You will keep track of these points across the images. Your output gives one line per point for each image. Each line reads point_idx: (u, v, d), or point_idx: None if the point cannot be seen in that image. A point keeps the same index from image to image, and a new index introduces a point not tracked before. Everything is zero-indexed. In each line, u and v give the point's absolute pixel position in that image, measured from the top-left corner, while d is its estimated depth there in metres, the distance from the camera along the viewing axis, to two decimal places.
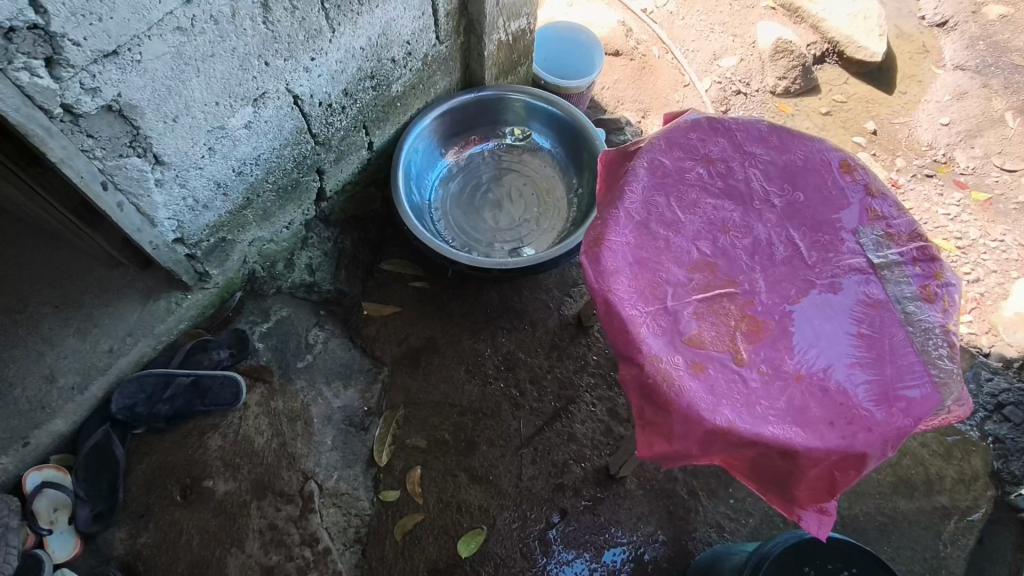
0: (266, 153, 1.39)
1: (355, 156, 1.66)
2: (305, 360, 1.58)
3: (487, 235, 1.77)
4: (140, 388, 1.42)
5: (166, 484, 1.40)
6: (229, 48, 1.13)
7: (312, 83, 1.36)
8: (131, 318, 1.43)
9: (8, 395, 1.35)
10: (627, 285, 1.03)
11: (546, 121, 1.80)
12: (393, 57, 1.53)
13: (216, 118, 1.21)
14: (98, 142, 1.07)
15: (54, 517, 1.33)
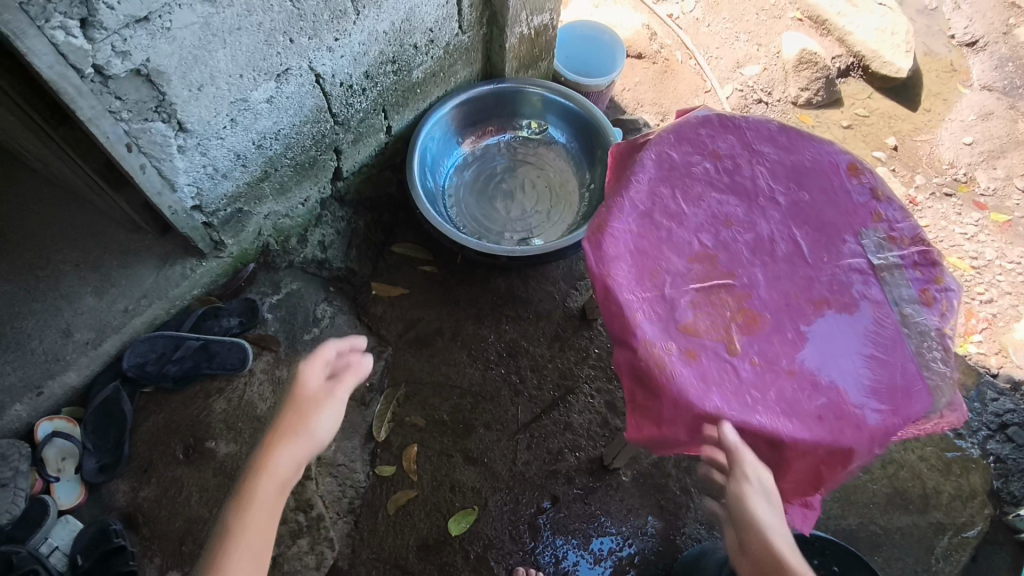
0: (287, 128, 1.43)
1: (372, 139, 1.70)
2: (312, 333, 1.62)
3: (498, 224, 1.80)
4: (151, 348, 1.47)
5: (170, 442, 1.44)
6: (255, 22, 1.17)
7: (334, 63, 1.40)
8: (147, 281, 1.48)
9: (27, 345, 1.40)
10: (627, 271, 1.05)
11: (563, 115, 1.83)
12: (415, 43, 1.57)
13: (239, 90, 1.25)
14: (125, 104, 1.11)
15: (61, 465, 1.38)
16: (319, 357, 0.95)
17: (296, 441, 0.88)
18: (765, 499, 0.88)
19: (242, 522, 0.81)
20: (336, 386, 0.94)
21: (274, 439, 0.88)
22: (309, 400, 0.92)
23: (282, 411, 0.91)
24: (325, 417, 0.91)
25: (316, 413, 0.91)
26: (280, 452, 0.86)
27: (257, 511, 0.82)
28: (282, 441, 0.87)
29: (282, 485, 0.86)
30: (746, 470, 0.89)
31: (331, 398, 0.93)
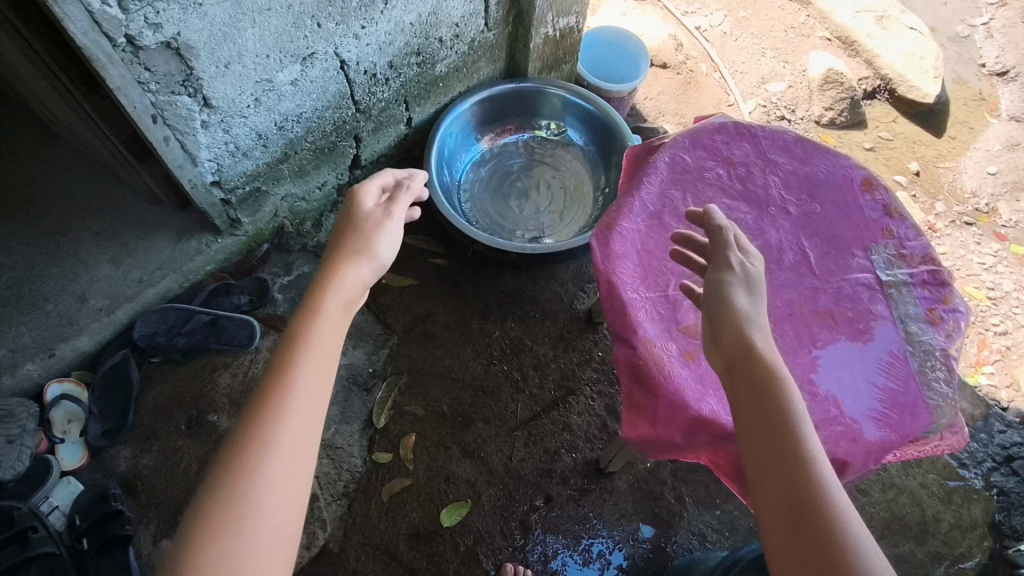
0: (309, 112, 1.45)
1: (392, 129, 1.72)
2: None
3: (511, 221, 1.81)
4: (163, 320, 1.50)
5: (174, 413, 1.47)
6: (285, 5, 1.20)
7: (360, 50, 1.43)
8: (163, 253, 1.51)
9: (42, 308, 1.43)
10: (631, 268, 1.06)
11: (582, 118, 1.84)
12: (440, 37, 1.59)
13: (265, 70, 1.28)
14: (154, 75, 1.14)
15: (67, 427, 1.41)
16: (370, 182, 0.99)
17: (362, 259, 0.89)
18: (745, 288, 0.83)
19: (315, 326, 0.81)
20: (389, 211, 0.96)
21: (342, 255, 0.89)
22: (369, 221, 0.93)
23: (344, 229, 0.93)
24: (385, 244, 0.93)
25: (377, 231, 0.93)
26: (350, 267, 0.88)
27: (328, 318, 0.83)
28: (349, 255, 0.89)
29: (349, 299, 0.86)
30: (733, 259, 0.87)
31: (391, 223, 0.94)
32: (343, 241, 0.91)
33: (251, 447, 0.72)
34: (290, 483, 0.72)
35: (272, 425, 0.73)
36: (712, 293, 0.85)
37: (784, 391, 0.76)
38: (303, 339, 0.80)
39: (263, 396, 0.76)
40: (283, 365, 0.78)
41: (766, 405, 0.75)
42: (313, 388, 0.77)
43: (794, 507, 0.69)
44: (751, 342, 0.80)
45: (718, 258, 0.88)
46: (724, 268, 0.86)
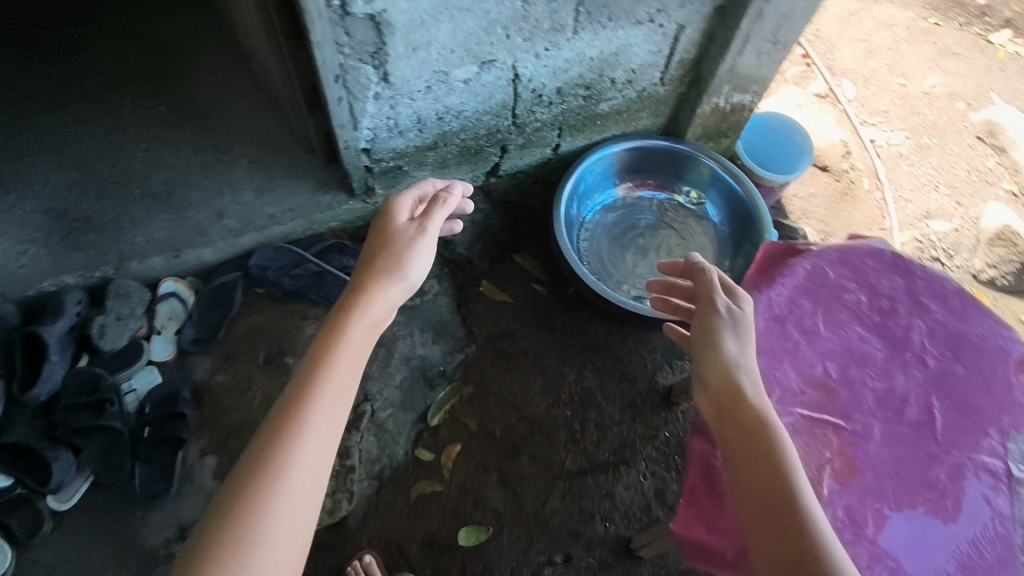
0: (469, 112, 1.51)
1: (538, 150, 1.75)
2: (414, 301, 1.67)
3: (621, 273, 1.78)
4: (279, 257, 1.61)
5: (257, 344, 1.56)
6: (484, 10, 1.25)
7: (535, 69, 1.46)
8: (299, 198, 1.61)
9: (185, 213, 1.57)
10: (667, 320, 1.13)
11: (726, 196, 1.78)
12: (614, 78, 1.60)
13: (445, 63, 1.34)
14: (350, 41, 1.21)
15: (166, 323, 1.53)
16: (403, 200, 1.06)
17: (393, 279, 0.96)
18: (732, 332, 0.92)
19: (338, 345, 0.88)
20: (424, 227, 1.03)
21: (376, 273, 0.96)
22: (399, 239, 1.00)
23: (379, 245, 1.01)
24: (418, 263, 1.00)
25: (411, 251, 0.99)
26: (381, 286, 0.95)
27: (354, 339, 0.89)
28: (382, 275, 0.96)
29: (378, 321, 0.93)
30: (717, 304, 0.95)
31: (424, 241, 1.01)
32: (376, 261, 0.98)
33: (269, 462, 0.77)
34: (304, 495, 0.77)
35: (291, 444, 0.78)
36: (700, 340, 0.93)
37: (769, 433, 0.81)
38: (326, 362, 0.85)
39: (285, 416, 0.81)
40: (307, 384, 0.84)
41: (752, 444, 0.81)
42: (333, 406, 0.83)
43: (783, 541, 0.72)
44: (739, 384, 0.87)
45: (706, 302, 0.96)
46: (713, 313, 0.95)
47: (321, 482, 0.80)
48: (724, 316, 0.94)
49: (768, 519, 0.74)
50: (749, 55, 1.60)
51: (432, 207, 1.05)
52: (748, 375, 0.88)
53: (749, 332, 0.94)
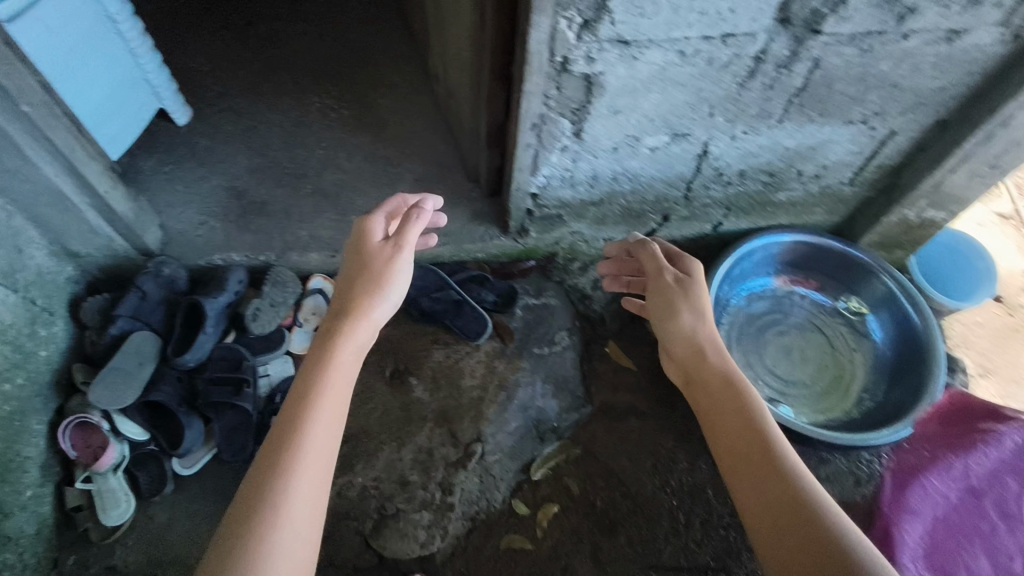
0: (645, 177, 1.47)
1: (699, 225, 1.68)
2: (543, 350, 1.64)
3: (758, 367, 1.68)
4: (423, 278, 1.64)
5: (387, 358, 1.59)
6: (697, 87, 1.20)
7: (726, 149, 1.40)
8: (455, 225, 1.64)
9: (348, 217, 1.63)
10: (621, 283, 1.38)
11: (896, 320, 1.64)
12: (802, 171, 1.51)
13: (639, 130, 1.31)
14: (558, 96, 1.20)
15: (309, 317, 1.59)
16: (376, 219, 1.12)
17: (380, 298, 1.03)
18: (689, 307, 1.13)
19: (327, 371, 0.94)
20: (401, 244, 1.07)
21: (360, 299, 1.01)
22: (376, 261, 1.05)
23: (359, 264, 1.06)
24: (402, 276, 1.06)
25: (393, 267, 1.06)
26: (369, 305, 1.01)
27: (339, 364, 0.95)
28: (369, 296, 1.02)
29: (361, 344, 1.00)
30: (666, 278, 1.19)
31: (402, 260, 1.07)
32: (355, 286, 1.03)
33: (269, 492, 0.81)
34: (307, 513, 0.82)
35: (289, 468, 0.84)
36: (660, 319, 1.15)
37: (725, 386, 1.03)
38: (311, 392, 0.91)
39: (278, 444, 0.86)
40: (292, 413, 0.89)
41: (719, 398, 1.02)
42: (328, 427, 0.90)
43: (762, 478, 0.90)
44: (701, 352, 1.08)
45: (660, 279, 1.19)
46: (670, 290, 1.17)
47: (323, 494, 0.86)
48: (675, 286, 1.17)
49: (741, 461, 0.93)
50: (960, 174, 1.46)
51: (403, 225, 1.08)
52: (702, 331, 1.10)
53: (698, 292, 1.16)
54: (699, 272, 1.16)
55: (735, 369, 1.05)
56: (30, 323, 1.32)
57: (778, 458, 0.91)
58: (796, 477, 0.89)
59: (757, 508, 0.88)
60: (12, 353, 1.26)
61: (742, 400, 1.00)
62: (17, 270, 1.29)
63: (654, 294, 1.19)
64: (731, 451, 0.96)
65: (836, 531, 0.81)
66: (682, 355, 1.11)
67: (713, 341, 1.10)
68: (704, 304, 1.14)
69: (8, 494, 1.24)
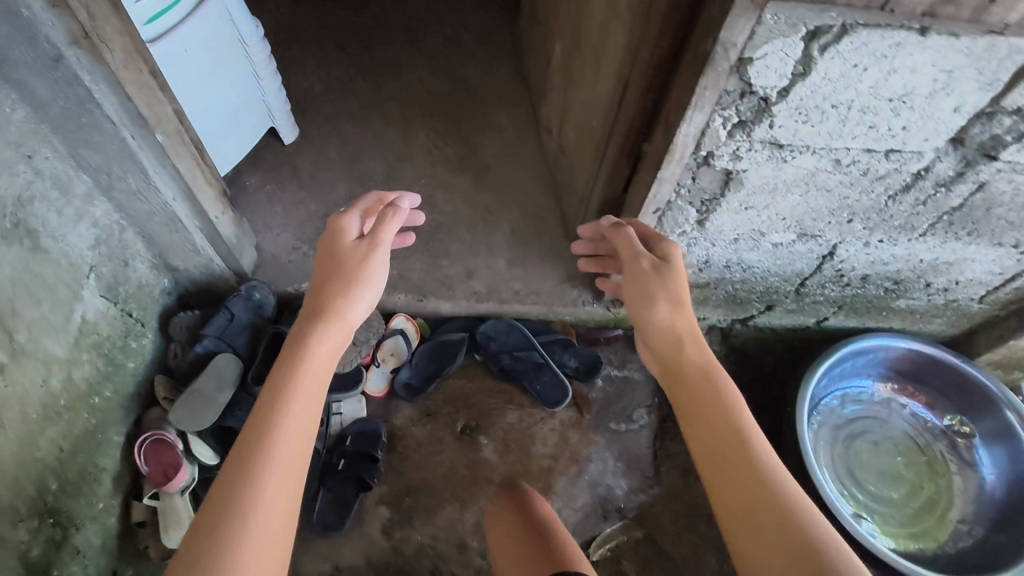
0: (759, 269, 1.38)
1: (802, 318, 1.58)
2: (619, 427, 1.57)
3: (846, 475, 1.57)
4: (507, 333, 1.58)
5: (458, 412, 1.54)
6: (842, 194, 1.12)
7: (854, 254, 1.30)
8: (547, 284, 1.59)
9: (439, 261, 1.60)
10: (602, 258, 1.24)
11: (1013, 457, 1.49)
12: (930, 282, 1.40)
13: (767, 226, 1.23)
14: (691, 186, 1.13)
15: (386, 358, 1.55)
16: (351, 216, 1.03)
17: (357, 295, 0.94)
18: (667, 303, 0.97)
19: (294, 373, 0.86)
20: (378, 241, 0.99)
21: (335, 300, 0.93)
22: (351, 260, 0.97)
23: (332, 261, 0.98)
24: (379, 267, 0.98)
25: (369, 263, 0.97)
26: (345, 303, 0.93)
27: (308, 370, 0.87)
28: (344, 295, 0.94)
29: (335, 348, 0.92)
30: (642, 265, 1.02)
31: (377, 259, 0.98)
32: (327, 286, 0.95)
33: (233, 502, 0.74)
34: (278, 522, 0.75)
35: (255, 474, 0.76)
36: (634, 314, 1.00)
37: (702, 384, 0.92)
38: (278, 395, 0.83)
39: (241, 454, 0.78)
40: (258, 418, 0.81)
41: (697, 391, 0.92)
42: (296, 433, 0.82)
43: (746, 485, 0.82)
44: (680, 345, 0.96)
45: (634, 268, 1.02)
46: (644, 280, 1.00)
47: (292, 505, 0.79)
48: (651, 274, 1.00)
49: (720, 466, 0.85)
50: None
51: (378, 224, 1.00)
52: (681, 322, 0.97)
53: (678, 283, 0.99)
54: (676, 255, 1.00)
55: (712, 357, 0.95)
56: (123, 334, 1.32)
57: (759, 464, 0.83)
58: (780, 483, 0.81)
59: (740, 521, 0.80)
60: (104, 364, 1.26)
61: (721, 397, 0.90)
62: (120, 281, 1.29)
63: (627, 283, 1.02)
64: (709, 457, 0.87)
65: (824, 539, 0.75)
66: (660, 347, 0.98)
67: (691, 332, 0.97)
68: (679, 290, 0.99)
69: (80, 506, 1.21)
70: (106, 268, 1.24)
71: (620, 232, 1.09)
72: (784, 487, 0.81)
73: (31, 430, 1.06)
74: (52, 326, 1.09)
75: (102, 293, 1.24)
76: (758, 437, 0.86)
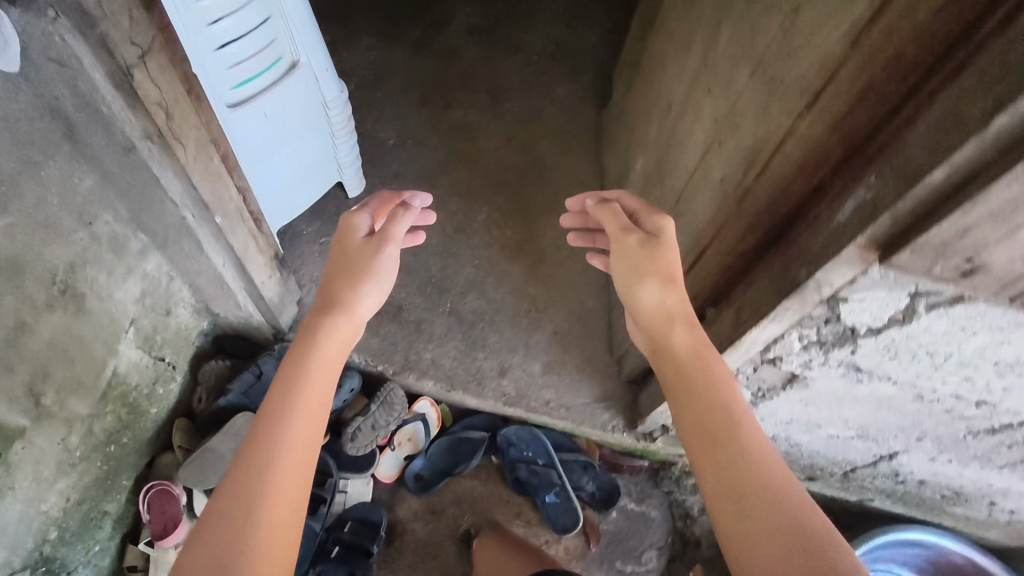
0: (808, 449, 1.28)
1: (845, 496, 1.46)
2: (624, 566, 1.50)
3: None
4: (529, 443, 1.53)
5: (464, 514, 1.50)
6: (917, 418, 1.01)
7: (917, 463, 1.19)
8: (580, 400, 1.51)
9: (476, 353, 1.54)
10: (587, 235, 1.09)
11: None
12: (996, 502, 1.26)
13: (825, 422, 1.13)
14: (751, 375, 1.04)
15: (402, 443, 1.52)
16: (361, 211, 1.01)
17: (367, 284, 0.93)
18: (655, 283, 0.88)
19: (304, 358, 0.85)
20: (388, 238, 0.95)
21: (344, 294, 0.91)
22: (361, 255, 0.95)
23: (342, 254, 0.96)
24: (389, 263, 0.95)
25: (380, 253, 0.95)
26: (354, 291, 0.92)
27: (318, 355, 0.86)
28: (352, 288, 0.92)
29: (345, 340, 0.89)
30: (629, 238, 0.90)
31: (387, 253, 0.96)
32: (337, 282, 0.93)
33: (242, 479, 0.74)
34: (285, 502, 0.75)
35: (264, 461, 0.76)
36: (625, 293, 0.92)
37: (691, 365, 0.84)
38: (288, 386, 0.82)
39: (254, 437, 0.78)
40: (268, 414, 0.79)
41: (694, 386, 0.83)
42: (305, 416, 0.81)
43: (733, 467, 0.75)
44: (678, 338, 0.87)
45: (620, 243, 0.91)
46: (632, 257, 0.90)
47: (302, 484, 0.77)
48: (640, 250, 0.89)
49: (706, 445, 0.77)
50: None
51: (389, 220, 0.97)
52: (674, 300, 0.88)
53: (671, 256, 0.89)
54: (668, 225, 0.90)
55: (705, 337, 0.87)
56: (152, 381, 1.32)
57: (746, 444, 0.76)
58: (767, 465, 0.75)
59: (725, 503, 0.73)
60: (127, 413, 1.26)
61: (710, 380, 0.82)
62: (158, 331, 1.29)
63: (617, 261, 0.92)
64: (693, 434, 0.79)
65: (814, 524, 0.69)
66: (651, 323, 0.90)
67: (683, 312, 0.88)
68: (674, 265, 0.89)
69: (77, 551, 1.23)
70: (147, 321, 1.24)
71: (604, 203, 0.96)
72: (772, 468, 0.74)
73: (39, 487, 1.07)
74: (80, 385, 1.10)
75: (138, 345, 1.24)
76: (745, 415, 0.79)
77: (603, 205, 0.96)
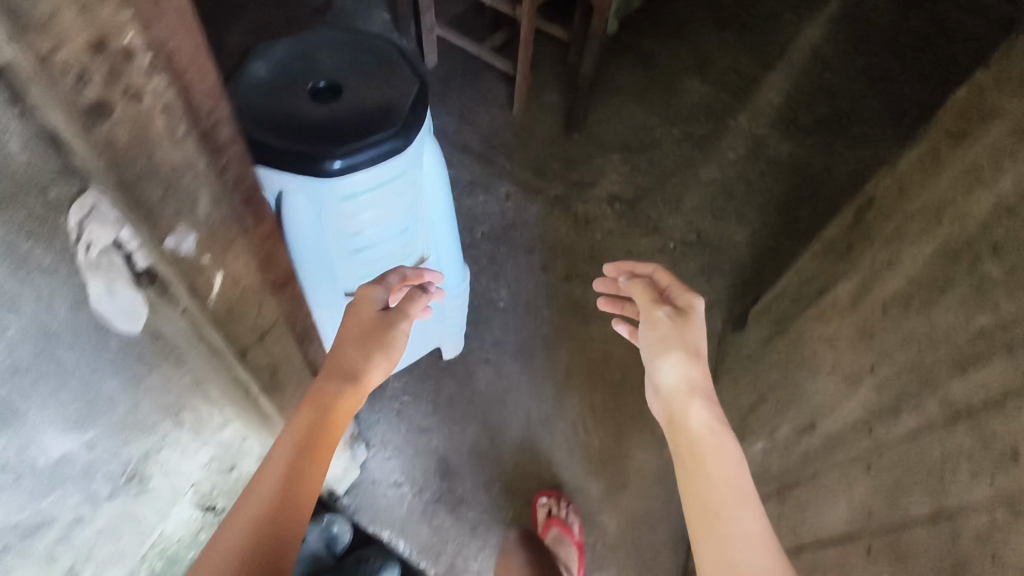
0: None
1: None
2: None
3: None
4: None
5: None
6: None
7: None
8: None
9: None
10: (618, 301, 1.01)
11: None
12: None
13: None
14: None
15: None
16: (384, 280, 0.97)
17: (383, 354, 0.90)
18: (677, 357, 0.86)
19: (309, 416, 0.81)
20: (405, 315, 0.93)
21: (357, 367, 0.87)
22: (378, 323, 0.91)
23: (354, 318, 0.92)
24: (403, 339, 0.92)
25: (398, 325, 0.92)
26: (371, 359, 0.88)
27: (325, 414, 0.82)
28: (365, 359, 0.88)
29: (351, 408, 0.86)
30: (659, 312, 0.89)
31: (401, 329, 0.92)
32: (351, 346, 0.89)
33: (242, 524, 0.71)
34: (288, 539, 0.71)
35: (270, 503, 0.72)
36: (648, 366, 0.89)
37: (700, 436, 0.79)
38: (295, 440, 0.79)
39: (255, 486, 0.74)
40: (291, 435, 0.80)
41: (697, 470, 0.77)
42: (307, 466, 0.77)
43: (732, 536, 0.71)
44: (688, 412, 0.82)
45: (650, 316, 0.90)
46: (656, 333, 0.89)
47: (302, 527, 0.74)
48: (668, 326, 0.88)
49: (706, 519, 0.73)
50: None
51: (408, 300, 0.94)
52: (697, 372, 0.85)
53: (699, 336, 0.88)
54: (699, 305, 0.89)
55: (720, 415, 0.82)
56: (195, 532, 1.27)
57: (738, 523, 0.72)
58: (763, 550, 0.69)
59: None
60: (161, 565, 1.22)
61: (718, 451, 0.78)
62: (218, 487, 1.24)
63: (644, 335, 0.90)
64: (693, 512, 0.75)
65: None
66: (670, 400, 0.85)
67: (703, 388, 0.85)
68: (699, 343, 0.87)
69: None
70: (208, 481, 1.20)
71: (636, 278, 0.96)
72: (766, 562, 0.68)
73: None
74: (122, 555, 1.05)
75: (193, 504, 1.20)
76: (752, 497, 0.74)
77: (634, 280, 0.95)
